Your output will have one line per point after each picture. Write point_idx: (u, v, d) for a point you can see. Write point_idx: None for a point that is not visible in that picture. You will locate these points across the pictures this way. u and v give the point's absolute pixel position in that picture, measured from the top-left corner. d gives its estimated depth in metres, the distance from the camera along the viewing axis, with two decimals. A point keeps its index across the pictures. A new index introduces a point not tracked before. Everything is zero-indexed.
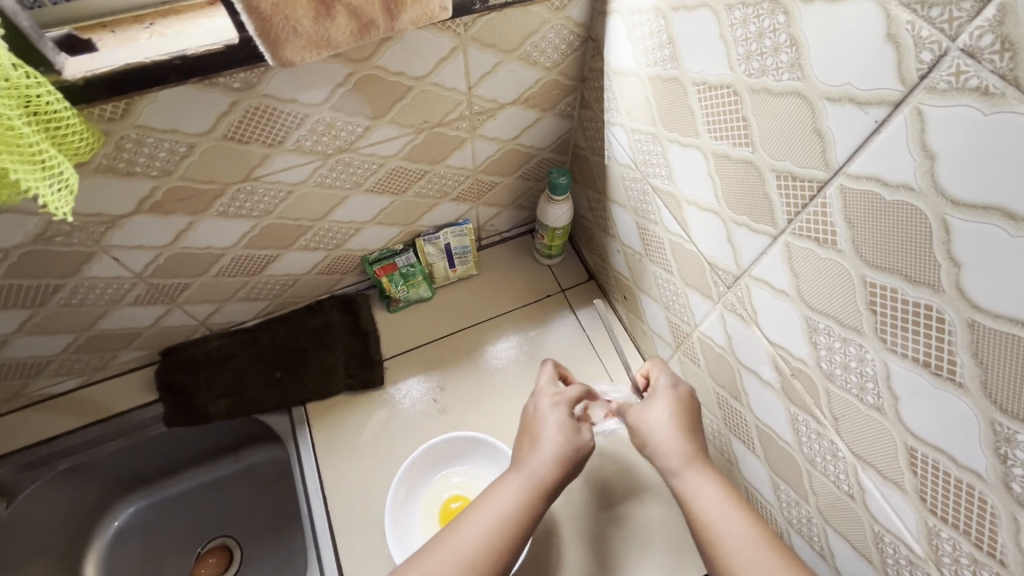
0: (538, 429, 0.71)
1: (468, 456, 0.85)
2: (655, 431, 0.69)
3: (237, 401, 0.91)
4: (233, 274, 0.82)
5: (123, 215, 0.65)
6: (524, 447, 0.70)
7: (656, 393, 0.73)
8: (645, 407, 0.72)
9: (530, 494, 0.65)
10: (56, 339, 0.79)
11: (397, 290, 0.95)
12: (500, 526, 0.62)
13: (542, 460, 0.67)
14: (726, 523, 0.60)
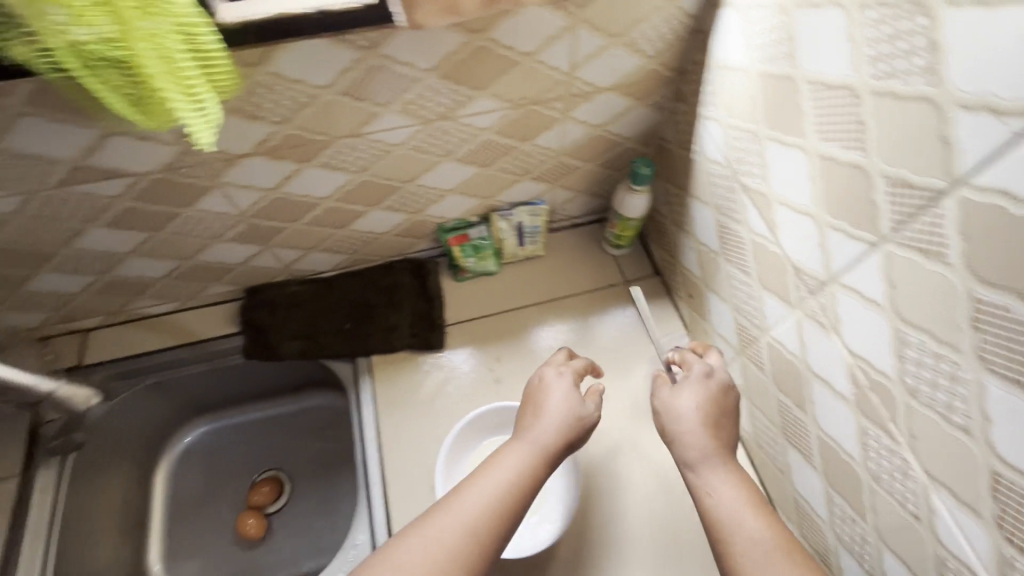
0: (542, 402, 0.72)
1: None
2: (680, 418, 0.68)
3: (307, 345, 0.97)
4: (323, 224, 0.87)
5: (241, 155, 0.70)
6: (527, 418, 0.71)
7: (687, 378, 0.71)
8: (676, 392, 0.70)
9: (530, 463, 0.67)
10: (161, 265, 0.86)
11: (466, 260, 0.99)
12: (501, 493, 0.64)
13: (545, 431, 0.69)
14: (741, 520, 0.61)
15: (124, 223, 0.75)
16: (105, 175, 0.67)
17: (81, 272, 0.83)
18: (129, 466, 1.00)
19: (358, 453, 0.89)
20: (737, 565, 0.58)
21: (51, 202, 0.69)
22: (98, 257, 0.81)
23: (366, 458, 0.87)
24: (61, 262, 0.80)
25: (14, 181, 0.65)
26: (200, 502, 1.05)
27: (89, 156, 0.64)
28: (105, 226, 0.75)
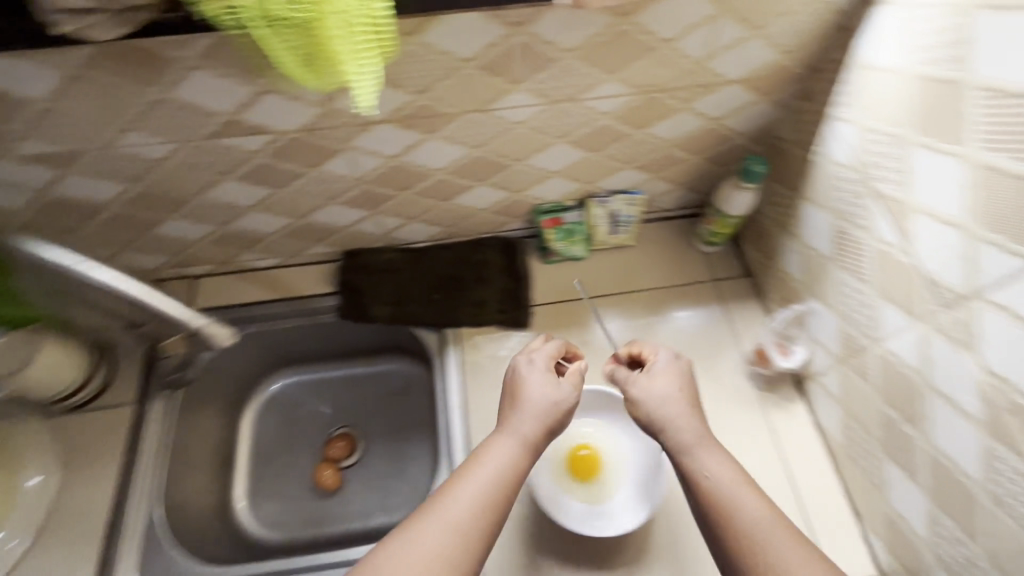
0: (521, 393, 0.72)
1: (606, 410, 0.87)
2: (665, 404, 0.70)
3: (399, 310, 1.00)
4: (430, 195, 0.89)
5: (374, 121, 0.72)
6: (507, 409, 0.72)
7: (654, 367, 0.74)
8: (651, 378, 0.73)
9: (518, 455, 0.67)
10: (276, 221, 0.91)
11: (557, 243, 1.00)
12: (494, 487, 0.64)
13: (529, 420, 0.70)
14: (743, 503, 0.62)
15: (254, 178, 0.79)
16: (250, 131, 0.71)
17: (205, 221, 0.88)
18: (221, 408, 1.07)
19: (441, 418, 0.91)
20: (749, 549, 0.59)
21: (197, 152, 0.73)
22: (223, 208, 0.85)
23: (450, 424, 0.90)
24: (189, 210, 0.85)
25: (170, 129, 0.69)
26: (282, 449, 1.11)
27: (241, 112, 0.68)
28: (237, 180, 0.79)
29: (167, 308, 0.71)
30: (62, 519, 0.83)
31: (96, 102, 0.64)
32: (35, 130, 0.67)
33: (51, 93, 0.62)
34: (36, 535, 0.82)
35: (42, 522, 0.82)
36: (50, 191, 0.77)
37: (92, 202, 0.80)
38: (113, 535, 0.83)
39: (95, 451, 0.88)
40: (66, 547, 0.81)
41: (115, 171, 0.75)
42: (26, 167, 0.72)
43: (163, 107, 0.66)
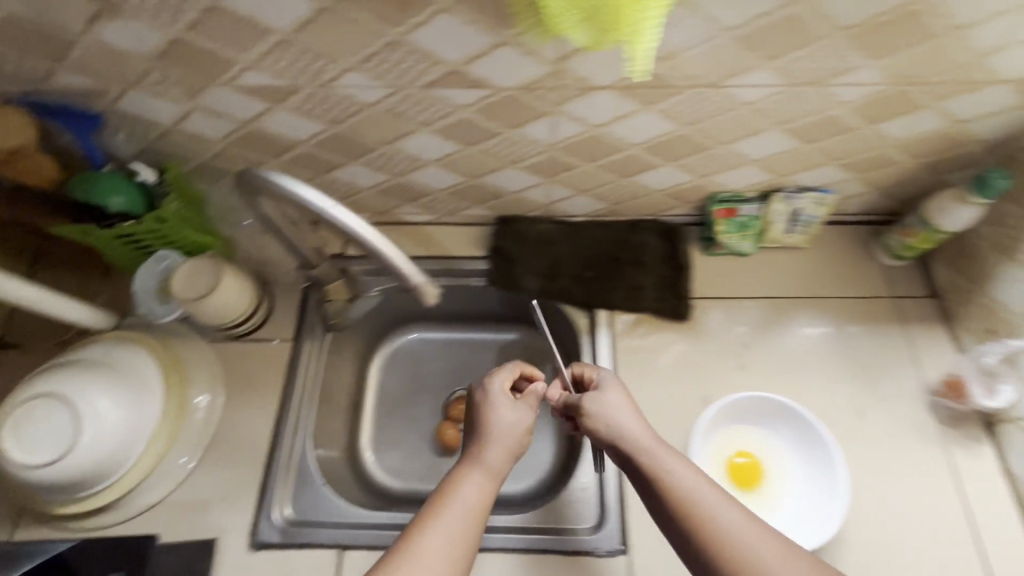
0: (491, 424, 0.74)
1: (777, 418, 0.81)
2: (619, 418, 0.71)
3: (548, 283, 0.98)
4: (614, 170, 0.84)
5: (598, 86, 0.68)
6: (478, 437, 0.73)
7: (603, 385, 0.77)
8: (605, 394, 0.74)
9: (493, 485, 0.69)
10: (447, 178, 0.88)
11: (726, 235, 0.94)
12: (471, 514, 0.65)
13: (497, 450, 0.72)
14: (704, 500, 0.61)
15: (450, 132, 0.76)
16: (469, 84, 0.67)
17: (381, 170, 0.86)
18: (355, 356, 1.09)
19: None
20: (719, 546, 0.58)
21: (407, 101, 0.71)
22: (404, 159, 0.83)
23: None
24: (372, 157, 0.83)
25: (392, 74, 0.66)
26: (402, 404, 1.11)
27: (470, 62, 0.64)
28: (432, 132, 0.77)
29: (392, 256, 0.61)
30: (225, 443, 0.87)
31: (333, 38, 0.62)
32: (264, 61, 0.65)
33: (294, 24, 0.60)
34: (204, 454, 0.86)
35: (209, 443, 0.87)
36: (251, 124, 0.76)
37: (286, 139, 0.79)
38: (272, 465, 0.86)
39: (254, 383, 0.91)
40: (231, 469, 0.85)
41: (321, 111, 0.73)
42: (239, 98, 0.71)
43: (395, 50, 0.63)
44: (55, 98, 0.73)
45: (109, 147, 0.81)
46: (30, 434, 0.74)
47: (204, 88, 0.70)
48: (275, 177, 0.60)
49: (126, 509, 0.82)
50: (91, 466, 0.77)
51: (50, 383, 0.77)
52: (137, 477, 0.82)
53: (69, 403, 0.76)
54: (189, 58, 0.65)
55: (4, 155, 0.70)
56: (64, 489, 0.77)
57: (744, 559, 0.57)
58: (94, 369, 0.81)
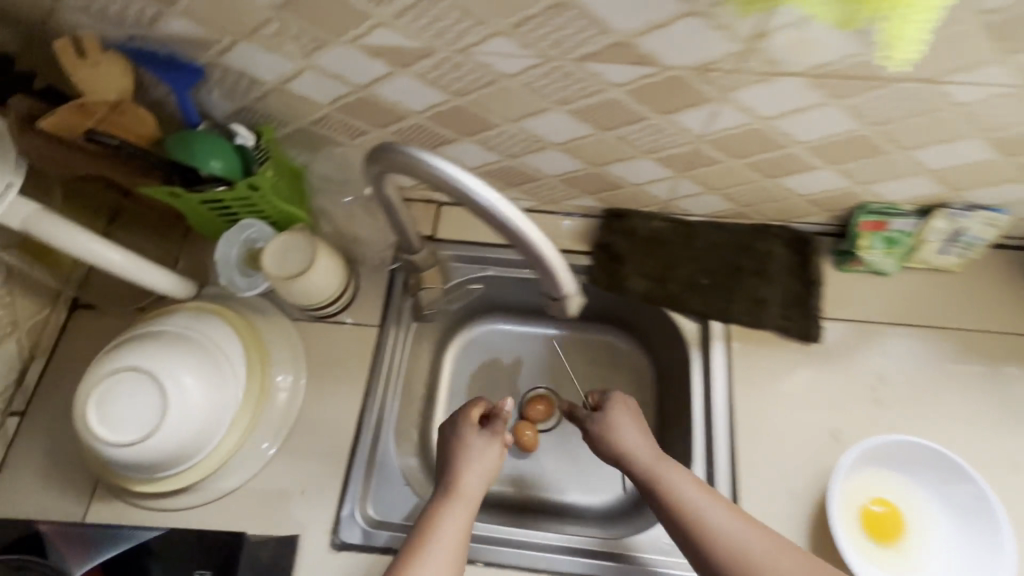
0: (468, 459, 0.71)
1: (928, 467, 0.72)
2: (636, 443, 0.73)
3: (657, 287, 0.88)
4: (761, 169, 0.74)
5: (787, 73, 0.57)
6: (452, 467, 0.70)
7: (617, 403, 0.78)
8: (613, 416, 0.77)
9: (470, 516, 0.67)
10: (566, 163, 0.79)
11: (870, 251, 0.83)
12: (454, 549, 0.63)
13: (475, 484, 0.69)
14: (717, 522, 0.64)
15: (590, 113, 0.67)
16: (635, 60, 0.57)
17: (495, 150, 0.77)
18: (430, 340, 0.96)
19: (698, 424, 0.81)
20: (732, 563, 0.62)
21: (554, 74, 0.61)
22: (525, 139, 0.74)
23: (713, 429, 0.80)
24: (489, 135, 0.74)
25: (548, 41, 0.57)
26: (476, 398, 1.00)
27: (645, 35, 0.54)
28: (569, 111, 0.67)
29: (549, 254, 0.53)
30: (307, 431, 0.82)
31: None
32: (401, 17, 0.56)
33: None
34: (287, 440, 0.81)
35: (291, 428, 0.82)
36: (365, 89, 0.68)
37: (399, 108, 0.71)
38: (355, 461, 0.80)
39: (338, 370, 0.85)
40: (313, 461, 0.80)
41: (449, 80, 0.64)
42: (360, 58, 0.63)
43: (561, 14, 0.53)
44: (157, 45, 0.65)
45: (204, 102, 0.74)
46: (114, 410, 0.69)
47: (323, 45, 0.61)
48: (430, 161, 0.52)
49: (205, 492, 0.77)
50: (174, 449, 0.72)
51: (135, 355, 0.72)
52: (217, 460, 0.77)
53: (156, 381, 0.70)
54: (317, 8, 0.57)
55: (106, 107, 0.65)
56: (144, 469, 0.72)
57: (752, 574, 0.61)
58: (178, 342, 0.75)
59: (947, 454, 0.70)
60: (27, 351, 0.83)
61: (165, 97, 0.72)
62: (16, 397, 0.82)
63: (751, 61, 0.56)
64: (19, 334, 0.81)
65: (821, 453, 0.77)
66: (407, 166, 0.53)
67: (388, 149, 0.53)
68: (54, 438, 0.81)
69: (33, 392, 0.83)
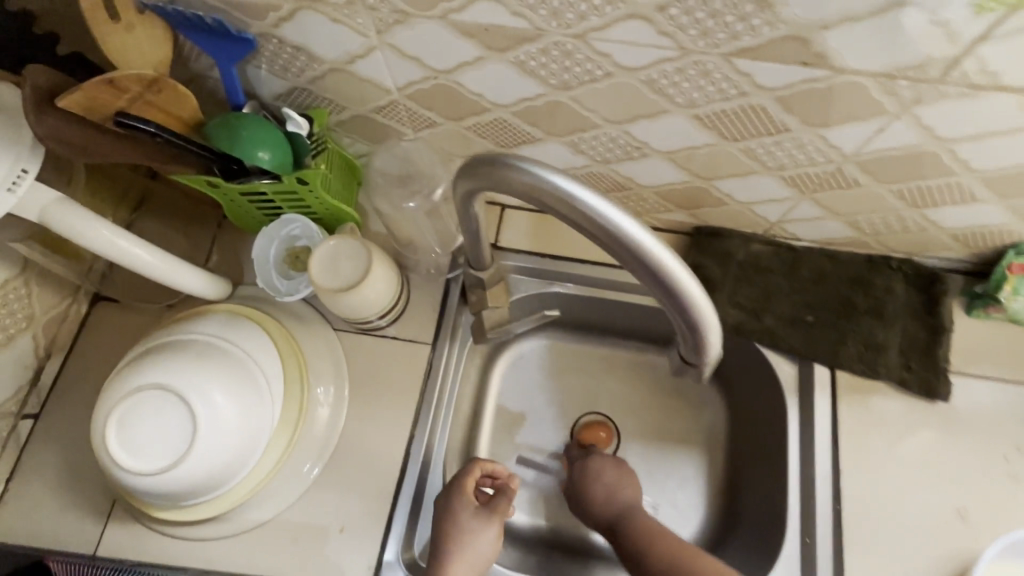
0: (464, 543, 0.65)
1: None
2: (619, 505, 0.71)
3: (754, 321, 0.75)
4: (908, 198, 0.62)
5: (1000, 87, 0.45)
6: (444, 545, 0.65)
7: (599, 460, 0.76)
8: (595, 475, 0.75)
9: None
10: (666, 175, 0.67)
11: (1015, 298, 0.70)
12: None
13: (467, 568, 0.64)
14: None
15: (719, 120, 0.54)
16: (803, 60, 0.45)
17: (585, 154, 0.65)
18: (482, 357, 0.87)
19: (793, 485, 0.70)
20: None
21: (689, 71, 0.49)
22: (625, 145, 0.62)
23: (812, 491, 0.69)
24: (583, 137, 0.62)
25: (695, 30, 0.45)
26: (524, 423, 0.86)
27: (829, 28, 0.42)
28: (692, 116, 0.55)
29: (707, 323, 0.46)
30: (348, 457, 0.72)
31: None
32: None
33: None
34: (329, 462, 0.72)
35: (333, 451, 0.73)
36: (446, 75, 0.56)
37: (482, 100, 0.59)
38: (401, 493, 0.71)
39: (385, 391, 0.75)
40: (353, 495, 0.71)
41: (552, 70, 0.52)
42: (448, 38, 0.51)
43: None
44: (203, 9, 0.53)
45: (251, 80, 0.63)
46: (136, 432, 0.60)
47: (406, 19, 0.50)
48: (572, 191, 0.41)
49: (235, 521, 0.69)
50: (204, 477, 0.63)
51: (160, 368, 0.63)
52: (249, 488, 0.68)
53: (183, 400, 0.61)
54: None
55: (140, 83, 0.53)
56: (168, 497, 0.64)
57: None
58: (207, 353, 0.65)
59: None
60: (43, 348, 0.74)
61: (207, 70, 0.61)
62: (30, 398, 0.74)
63: (958, 69, 0.43)
64: (35, 329, 0.72)
65: (943, 533, 0.66)
66: (533, 192, 0.42)
67: (517, 168, 0.41)
68: (69, 448, 0.73)
69: (49, 393, 0.75)
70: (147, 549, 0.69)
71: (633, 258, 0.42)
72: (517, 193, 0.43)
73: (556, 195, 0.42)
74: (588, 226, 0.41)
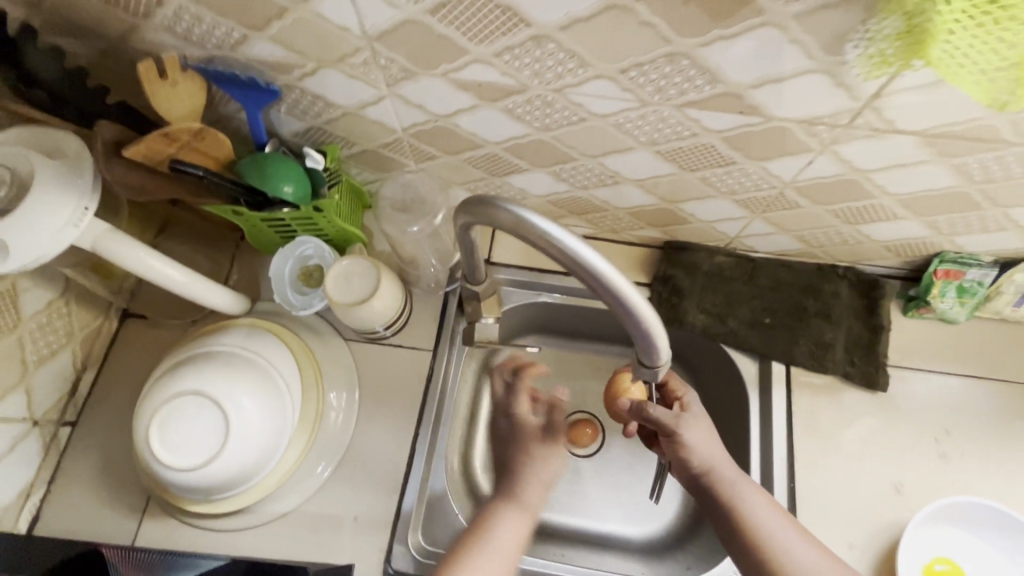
0: (535, 464, 0.68)
1: (996, 528, 0.72)
2: (707, 451, 0.66)
3: (718, 323, 0.85)
4: (842, 216, 0.72)
5: (903, 132, 0.55)
6: (515, 471, 0.68)
7: (693, 412, 0.68)
8: (692, 426, 0.67)
9: (529, 522, 0.66)
10: (638, 198, 0.76)
11: (942, 300, 0.81)
12: (506, 564, 0.62)
13: (537, 488, 0.67)
14: (775, 537, 0.62)
15: (678, 155, 0.64)
16: (740, 110, 0.55)
17: (567, 182, 0.75)
18: (478, 361, 0.97)
19: (754, 468, 0.80)
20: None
21: (649, 117, 0.59)
22: (600, 174, 0.72)
23: (771, 472, 0.79)
24: (564, 168, 0.72)
25: (652, 87, 0.54)
26: None
27: (756, 88, 0.52)
28: (655, 152, 0.65)
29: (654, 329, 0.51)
30: (359, 455, 0.81)
31: (600, 42, 0.50)
32: (501, 56, 0.54)
33: (563, 19, 0.49)
34: (342, 460, 0.80)
35: (345, 452, 0.81)
36: (445, 118, 0.66)
37: (475, 137, 0.68)
38: (406, 489, 0.79)
39: (391, 394, 0.84)
40: (364, 487, 0.79)
41: (535, 115, 0.62)
42: (448, 91, 0.61)
43: (671, 64, 0.51)
44: (239, 68, 0.63)
45: (274, 121, 0.72)
46: (174, 433, 0.68)
47: (412, 76, 0.59)
48: (547, 229, 0.47)
49: (259, 514, 0.77)
50: (233, 473, 0.71)
51: (195, 376, 0.71)
52: (272, 483, 0.76)
53: (216, 403, 0.69)
54: (412, 43, 0.55)
55: (190, 134, 0.62)
56: (202, 492, 0.72)
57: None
58: (235, 362, 0.73)
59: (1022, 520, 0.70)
60: (80, 361, 0.82)
61: (235, 113, 0.70)
62: (68, 407, 0.81)
63: (862, 120, 0.54)
64: (73, 343, 0.80)
65: (882, 506, 0.76)
66: (515, 228, 0.49)
67: (500, 208, 0.49)
68: (106, 449, 0.80)
69: (85, 402, 0.82)
70: (179, 540, 0.76)
71: (594, 278, 0.48)
72: (506, 230, 0.50)
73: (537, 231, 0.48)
74: (558, 254, 0.47)
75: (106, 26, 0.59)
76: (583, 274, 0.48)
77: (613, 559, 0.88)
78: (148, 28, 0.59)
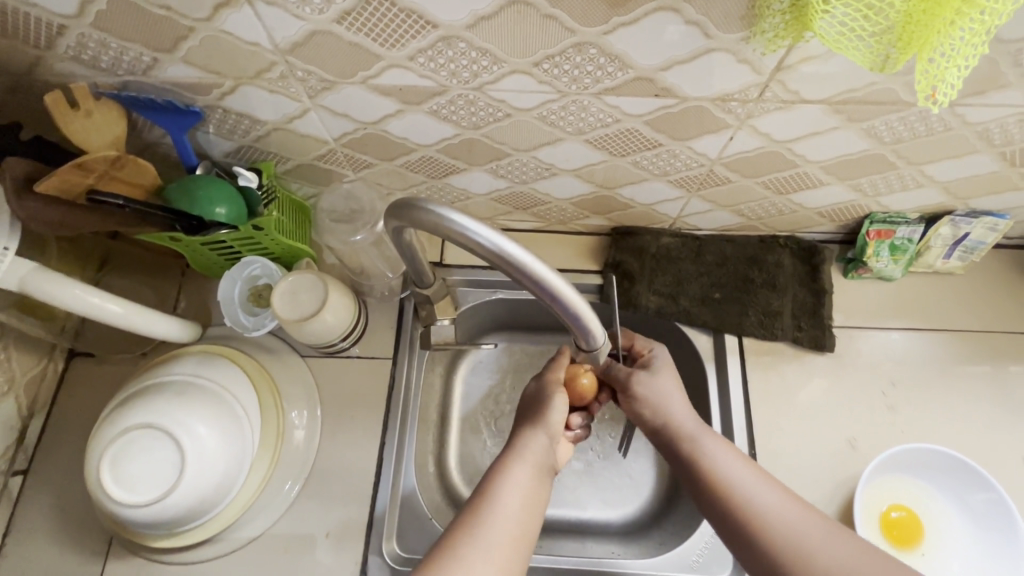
0: (539, 412, 0.66)
1: (944, 471, 0.76)
2: (668, 399, 0.69)
3: (670, 303, 0.86)
4: (774, 188, 0.74)
5: (811, 100, 0.58)
6: (523, 424, 0.66)
7: (655, 366, 0.72)
8: (657, 376, 0.71)
9: (537, 472, 0.62)
10: (578, 188, 0.77)
11: (877, 260, 0.84)
12: (516, 518, 0.58)
13: (541, 439, 0.64)
14: (741, 484, 0.61)
15: (606, 142, 0.66)
16: (655, 93, 0.58)
17: (506, 178, 0.75)
18: (442, 366, 0.96)
19: None
20: (768, 527, 0.58)
21: (571, 107, 0.60)
22: (536, 167, 0.72)
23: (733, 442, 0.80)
24: (500, 164, 0.72)
25: (567, 78, 0.56)
26: (486, 421, 0.95)
27: (666, 70, 0.55)
28: (584, 141, 0.66)
29: (579, 309, 0.53)
30: (326, 471, 0.80)
31: (510, 37, 0.52)
32: (417, 58, 0.55)
33: (469, 18, 0.50)
34: (309, 477, 0.79)
35: (312, 468, 0.80)
36: (375, 125, 0.66)
37: (407, 142, 0.69)
38: (376, 500, 0.79)
39: (354, 406, 0.83)
40: (335, 501, 0.78)
41: (461, 115, 0.63)
42: (371, 97, 0.61)
43: (581, 53, 0.53)
44: (156, 91, 0.62)
45: (203, 143, 0.71)
46: (126, 471, 0.66)
47: (335, 84, 0.60)
48: (455, 223, 0.49)
49: (228, 541, 0.76)
50: (195, 502, 0.69)
51: (145, 409, 0.69)
52: (238, 509, 0.75)
53: (170, 438, 0.67)
54: (326, 53, 0.56)
55: (106, 164, 0.61)
56: (163, 527, 0.70)
57: (790, 540, 0.57)
58: (186, 391, 0.71)
59: (968, 462, 0.74)
60: (25, 409, 0.79)
61: (160, 138, 0.68)
62: (17, 456, 0.78)
63: (771, 91, 0.57)
64: (17, 391, 0.77)
65: (840, 461, 0.78)
66: (431, 228, 0.51)
67: (415, 209, 0.51)
68: (64, 492, 0.78)
69: (36, 449, 0.80)
70: None
71: (516, 267, 0.50)
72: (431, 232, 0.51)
73: (452, 229, 0.50)
74: (463, 242, 0.50)
75: (10, 60, 0.58)
76: (501, 265, 0.50)
77: (594, 545, 0.88)
78: (53, 58, 0.57)
